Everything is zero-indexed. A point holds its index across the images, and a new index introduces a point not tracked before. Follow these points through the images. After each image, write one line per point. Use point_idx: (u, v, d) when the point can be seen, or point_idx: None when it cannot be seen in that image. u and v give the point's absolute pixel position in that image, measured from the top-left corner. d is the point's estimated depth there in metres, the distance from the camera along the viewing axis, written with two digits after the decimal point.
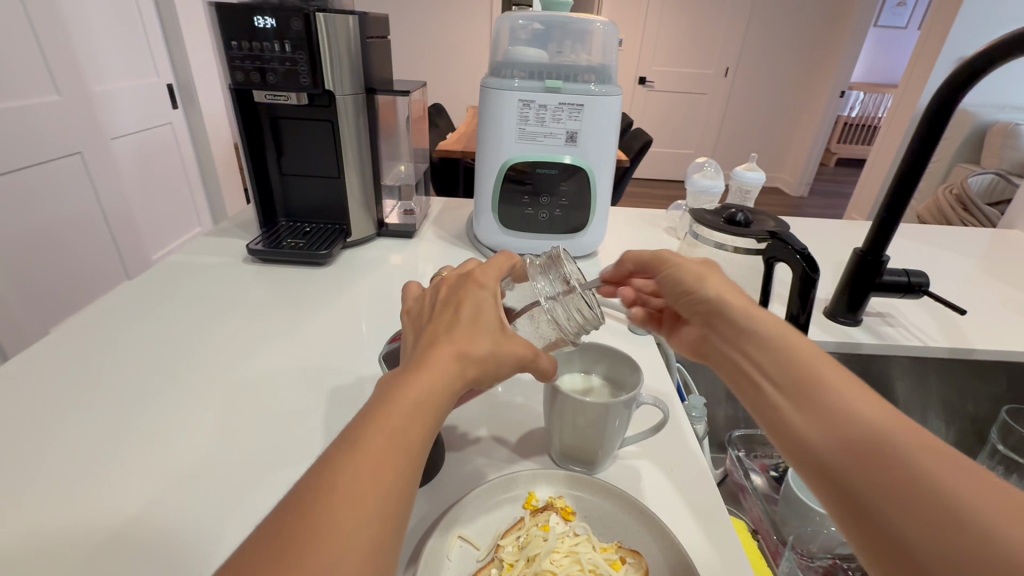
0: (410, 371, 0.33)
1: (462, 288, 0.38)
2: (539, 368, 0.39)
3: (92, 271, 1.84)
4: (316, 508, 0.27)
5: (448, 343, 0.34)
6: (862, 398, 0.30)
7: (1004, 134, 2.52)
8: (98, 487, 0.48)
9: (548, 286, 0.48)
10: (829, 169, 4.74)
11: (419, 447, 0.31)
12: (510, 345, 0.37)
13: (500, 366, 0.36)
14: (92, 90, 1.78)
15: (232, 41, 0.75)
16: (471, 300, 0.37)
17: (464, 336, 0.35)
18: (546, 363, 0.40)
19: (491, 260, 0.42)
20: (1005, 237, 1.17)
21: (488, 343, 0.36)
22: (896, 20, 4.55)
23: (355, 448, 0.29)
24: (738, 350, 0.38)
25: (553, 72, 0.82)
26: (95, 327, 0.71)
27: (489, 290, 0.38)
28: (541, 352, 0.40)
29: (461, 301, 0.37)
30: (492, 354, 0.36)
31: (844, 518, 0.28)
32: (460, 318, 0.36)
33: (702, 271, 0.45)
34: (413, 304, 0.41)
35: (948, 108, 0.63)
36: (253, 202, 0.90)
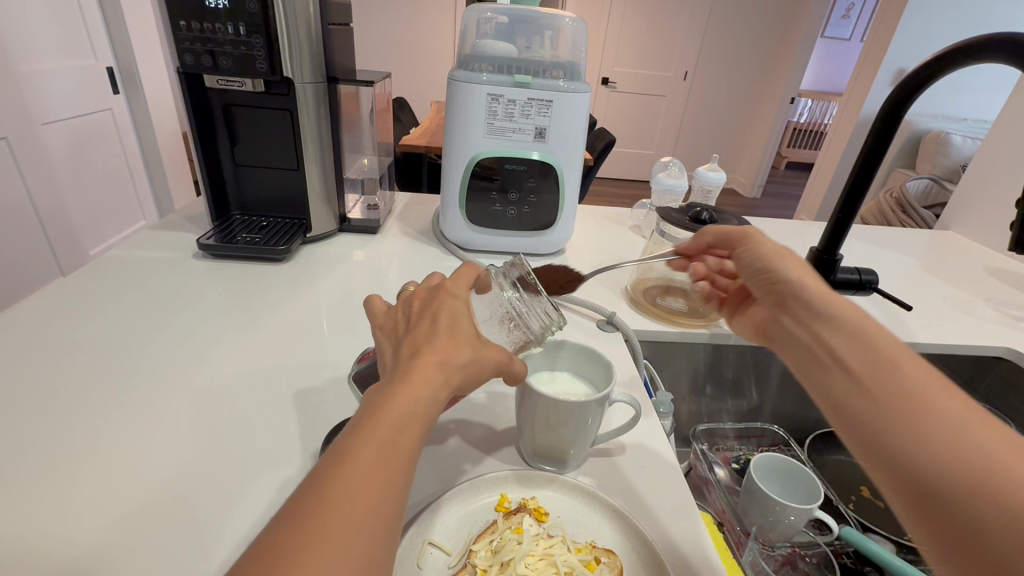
0: (394, 385, 0.31)
1: (435, 299, 0.37)
2: (512, 374, 0.38)
3: (20, 267, 1.70)
4: (302, 535, 0.25)
5: (430, 353, 0.33)
6: (942, 394, 0.30)
7: (937, 142, 2.70)
8: (35, 503, 0.44)
9: (515, 294, 0.47)
10: (779, 172, 4.95)
11: (408, 457, 0.29)
12: (488, 351, 0.36)
13: (481, 370, 0.35)
14: (20, 71, 1.64)
15: (180, 20, 0.70)
16: (446, 309, 0.36)
17: (444, 344, 0.34)
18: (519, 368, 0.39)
19: (458, 270, 0.40)
20: (941, 238, 1.25)
21: (469, 348, 0.34)
22: (841, 32, 4.79)
23: (345, 464, 0.27)
24: (816, 332, 0.38)
25: (522, 67, 0.81)
26: (25, 328, 0.65)
27: (462, 300, 0.37)
28: (514, 357, 0.39)
29: (437, 310, 0.35)
30: (474, 360, 0.34)
31: (891, 487, 0.30)
32: (438, 328, 0.34)
33: (780, 255, 0.47)
34: (384, 318, 0.39)
35: (898, 112, 0.66)
36: (203, 193, 0.84)
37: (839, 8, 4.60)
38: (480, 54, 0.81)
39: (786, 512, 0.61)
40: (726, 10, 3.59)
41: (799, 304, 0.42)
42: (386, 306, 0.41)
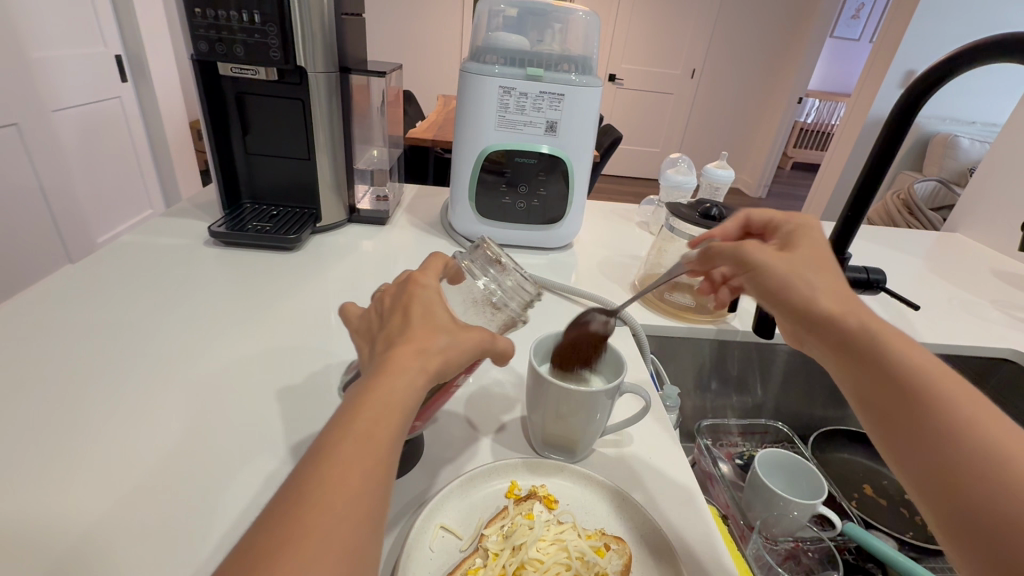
0: (377, 375, 0.31)
1: (406, 291, 0.37)
2: (499, 353, 0.38)
3: (29, 253, 1.71)
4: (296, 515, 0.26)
5: (404, 344, 0.33)
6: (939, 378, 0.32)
7: (945, 145, 2.70)
8: (50, 482, 0.45)
9: (491, 279, 0.48)
10: (785, 172, 4.93)
11: (388, 446, 0.29)
12: (466, 333, 0.36)
13: (462, 354, 0.35)
14: (31, 58, 1.65)
15: (196, 8, 0.70)
16: (418, 301, 0.36)
17: (418, 334, 0.34)
18: (504, 346, 0.38)
19: (427, 261, 0.41)
20: (949, 240, 1.25)
21: (445, 334, 0.34)
22: (851, 32, 4.76)
23: (323, 457, 0.28)
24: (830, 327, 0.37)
25: (534, 60, 0.81)
26: (37, 311, 0.66)
27: (431, 289, 0.37)
28: (497, 335, 0.38)
29: (409, 302, 0.35)
30: (451, 344, 0.34)
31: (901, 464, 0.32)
32: (411, 320, 0.35)
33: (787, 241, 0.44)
34: (359, 321, 0.39)
35: (912, 109, 0.66)
36: (215, 181, 0.85)
37: (849, 8, 4.57)
38: (493, 46, 0.81)
39: (789, 506, 0.62)
40: (736, 8, 3.57)
41: (797, 293, 0.38)
42: (361, 310, 0.40)
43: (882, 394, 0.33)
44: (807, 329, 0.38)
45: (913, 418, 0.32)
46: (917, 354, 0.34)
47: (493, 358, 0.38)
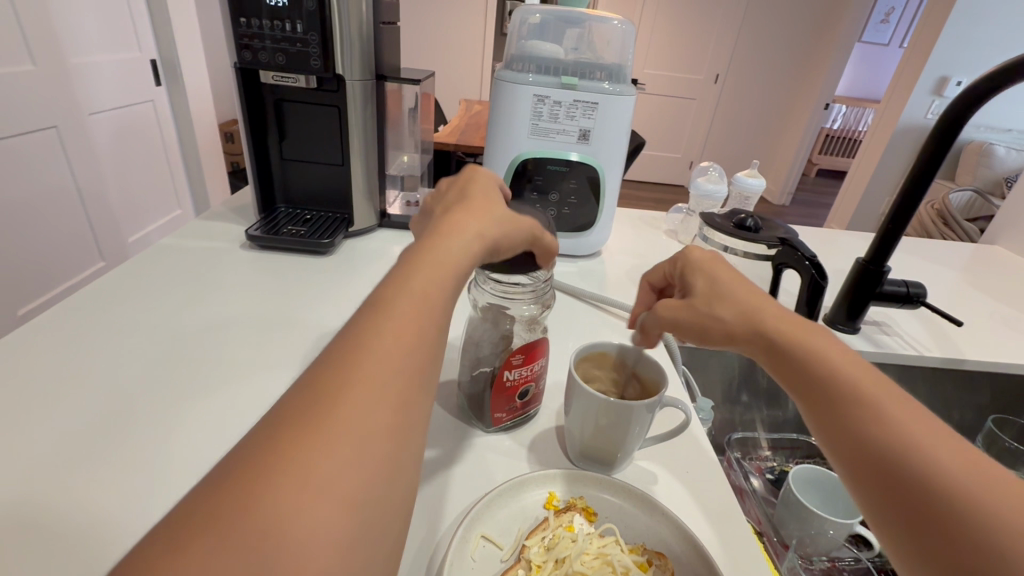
0: (447, 206, 0.41)
1: (470, 173, 0.45)
2: (543, 247, 0.45)
3: (65, 252, 1.77)
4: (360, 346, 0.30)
5: (466, 212, 0.39)
6: (896, 409, 0.33)
7: (979, 153, 2.63)
8: (101, 479, 0.46)
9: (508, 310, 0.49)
10: (810, 179, 4.85)
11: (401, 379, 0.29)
12: (521, 218, 0.42)
13: (515, 230, 0.42)
14: (70, 62, 1.71)
15: (241, 18, 0.72)
16: (480, 185, 0.43)
17: (477, 205, 0.40)
18: (550, 242, 0.46)
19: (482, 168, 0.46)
20: (989, 252, 1.21)
21: (500, 213, 0.41)
22: (880, 37, 4.66)
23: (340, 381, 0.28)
24: (786, 366, 0.39)
25: (568, 69, 0.81)
26: (81, 312, 0.68)
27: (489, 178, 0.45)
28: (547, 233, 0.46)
29: (470, 182, 0.43)
30: (504, 224, 0.41)
31: (885, 501, 0.32)
32: (470, 196, 0.42)
33: (717, 275, 0.46)
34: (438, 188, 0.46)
35: (960, 120, 0.64)
36: (252, 185, 0.87)
37: (878, 11, 4.48)
38: (526, 55, 0.82)
39: (825, 525, 0.61)
40: (761, 13, 3.53)
41: (711, 329, 0.44)
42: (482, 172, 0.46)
43: (811, 394, 0.37)
44: (730, 346, 0.43)
45: (883, 444, 0.32)
46: (851, 359, 0.37)
47: (540, 254, 0.46)
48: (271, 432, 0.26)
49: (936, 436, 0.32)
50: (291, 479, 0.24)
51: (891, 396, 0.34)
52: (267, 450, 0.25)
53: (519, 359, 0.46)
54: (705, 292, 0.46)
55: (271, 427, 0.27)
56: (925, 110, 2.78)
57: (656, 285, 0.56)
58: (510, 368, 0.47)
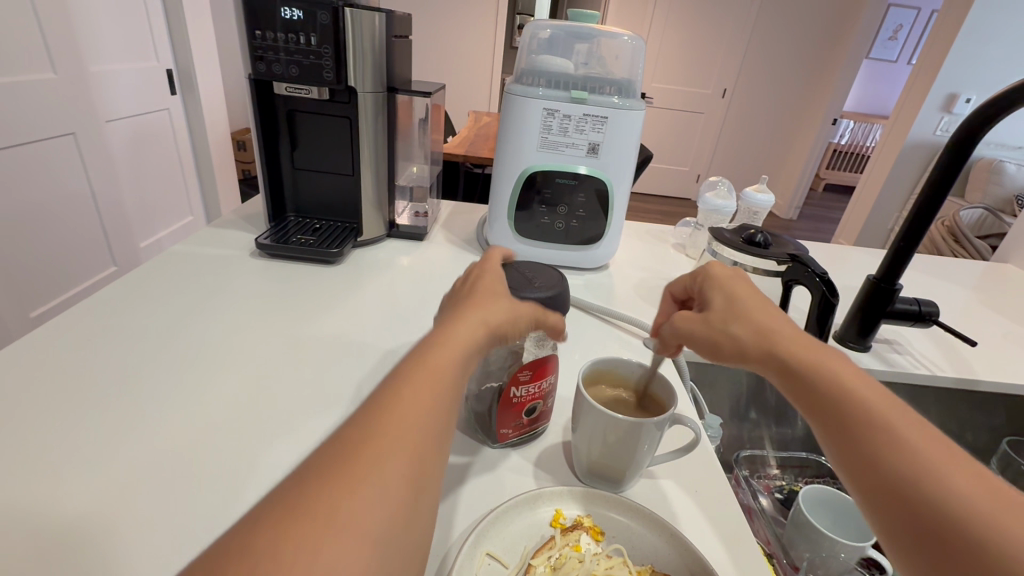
0: (454, 302, 0.43)
1: (472, 273, 0.46)
2: (551, 326, 0.45)
3: (78, 257, 1.78)
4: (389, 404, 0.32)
5: (471, 312, 0.39)
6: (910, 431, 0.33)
7: (989, 170, 2.61)
8: (109, 484, 0.46)
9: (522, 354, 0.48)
10: (817, 193, 4.84)
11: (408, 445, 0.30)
12: (523, 307, 0.43)
13: (516, 322, 0.42)
14: (90, 70, 1.74)
15: (256, 30, 0.73)
16: (485, 279, 0.44)
17: (482, 305, 0.40)
18: (554, 319, 0.45)
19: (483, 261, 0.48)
20: (1000, 270, 1.20)
21: (504, 306, 0.41)
22: (888, 53, 4.68)
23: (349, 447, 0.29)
24: (797, 386, 0.38)
25: (578, 83, 0.81)
26: (91, 317, 0.68)
27: (490, 271, 0.46)
28: (550, 310, 0.45)
29: (474, 280, 0.44)
30: (509, 314, 0.41)
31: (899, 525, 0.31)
32: (475, 292, 0.42)
33: (728, 290, 0.46)
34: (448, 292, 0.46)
35: (974, 138, 0.63)
36: (263, 194, 0.88)
37: (886, 29, 4.51)
38: (536, 69, 0.83)
39: (836, 548, 0.59)
40: (769, 29, 3.56)
41: (725, 345, 0.43)
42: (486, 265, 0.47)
43: (823, 412, 0.36)
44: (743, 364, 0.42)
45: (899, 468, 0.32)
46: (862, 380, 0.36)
47: (549, 332, 0.45)
48: (304, 478, 0.28)
49: (953, 460, 0.31)
50: (321, 520, 0.26)
51: (904, 417, 0.34)
52: (301, 497, 0.27)
53: (526, 374, 0.47)
54: (719, 308, 0.45)
55: (300, 475, 0.28)
56: (934, 126, 2.77)
57: (678, 297, 0.56)
58: (517, 384, 0.47)
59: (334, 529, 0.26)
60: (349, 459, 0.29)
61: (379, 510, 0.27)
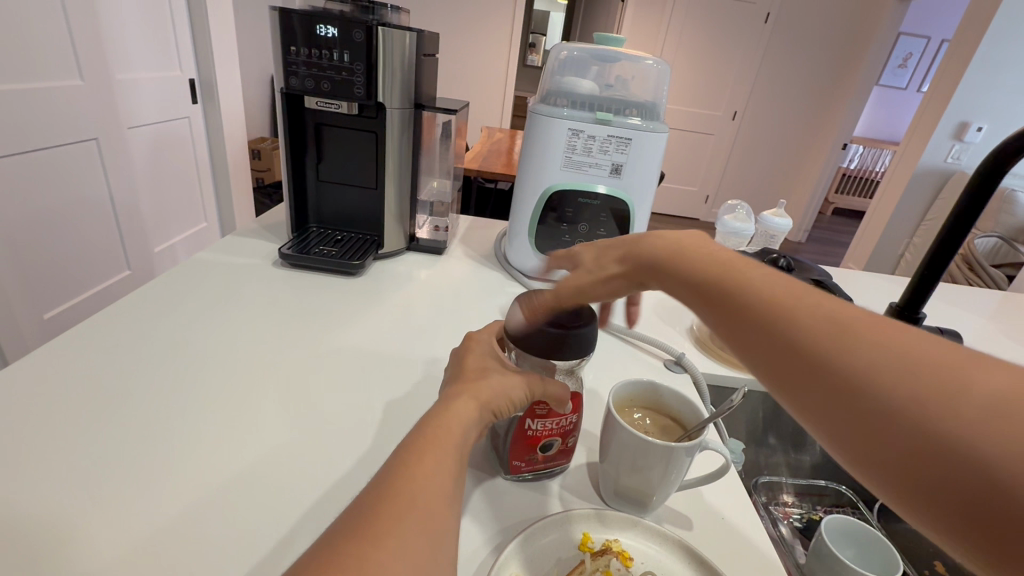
0: (445, 386, 0.43)
1: (467, 340, 0.47)
2: (549, 394, 0.43)
3: (94, 260, 1.81)
4: (409, 466, 0.33)
5: (464, 392, 0.40)
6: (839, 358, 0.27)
7: (1002, 199, 2.61)
8: (135, 488, 0.46)
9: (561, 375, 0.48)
10: (826, 217, 4.84)
11: (427, 509, 0.32)
12: (514, 378, 0.42)
13: (511, 391, 0.42)
14: (115, 78, 1.78)
15: (291, 47, 0.75)
16: (474, 353, 0.45)
17: (474, 383, 0.41)
18: (555, 389, 0.44)
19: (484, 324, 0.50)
20: (1020, 301, 1.19)
21: (496, 380, 0.42)
22: (898, 81, 4.72)
23: (380, 515, 0.31)
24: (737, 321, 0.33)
25: (603, 106, 0.83)
26: (118, 322, 0.69)
27: (487, 339, 0.47)
28: (550, 379, 0.44)
29: (468, 351, 0.45)
30: (501, 387, 0.41)
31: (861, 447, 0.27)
32: (469, 368, 0.43)
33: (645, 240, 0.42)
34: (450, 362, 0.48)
35: (1002, 166, 0.63)
36: (288, 205, 0.89)
37: (896, 57, 4.56)
38: (561, 90, 0.84)
39: None
40: (780, 54, 3.60)
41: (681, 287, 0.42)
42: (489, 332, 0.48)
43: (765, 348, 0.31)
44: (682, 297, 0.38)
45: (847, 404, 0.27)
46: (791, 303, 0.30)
47: (550, 400, 0.44)
48: (334, 543, 0.29)
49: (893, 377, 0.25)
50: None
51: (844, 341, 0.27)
52: (333, 556, 0.29)
53: (542, 408, 0.45)
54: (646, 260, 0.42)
55: (329, 538, 0.30)
56: (946, 154, 2.78)
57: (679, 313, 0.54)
58: (532, 417, 0.46)
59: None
60: (372, 523, 0.30)
61: (404, 564, 0.29)
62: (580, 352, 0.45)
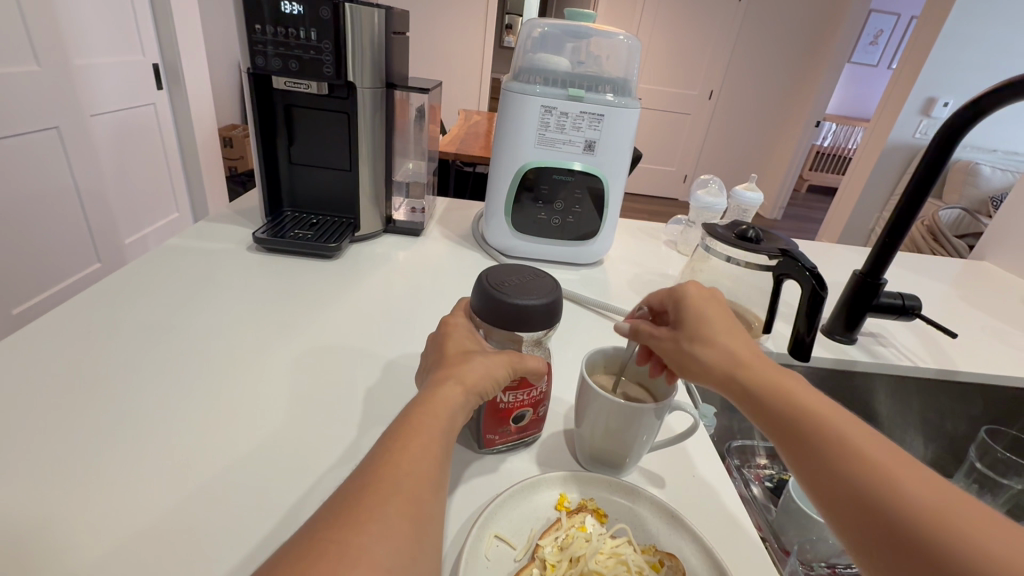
0: (427, 373, 0.43)
1: (444, 324, 0.47)
2: (528, 369, 0.45)
3: (62, 254, 1.76)
4: (392, 456, 0.34)
5: (447, 379, 0.40)
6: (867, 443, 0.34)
7: (966, 172, 2.70)
8: (114, 479, 0.47)
9: (529, 348, 0.49)
10: (801, 194, 4.94)
11: (414, 497, 0.33)
12: (496, 359, 0.43)
13: (494, 371, 0.42)
14: (74, 64, 1.71)
15: (256, 24, 0.73)
16: (452, 338, 0.45)
17: (455, 369, 0.41)
18: (533, 363, 0.45)
19: (456, 306, 0.50)
20: (979, 267, 1.24)
21: (477, 364, 0.42)
22: (869, 58, 4.79)
23: (364, 496, 0.32)
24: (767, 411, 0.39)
25: (575, 82, 0.83)
26: (89, 310, 0.68)
27: (463, 322, 0.47)
28: (528, 354, 0.45)
29: (446, 336, 0.45)
30: (483, 370, 0.42)
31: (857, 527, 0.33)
32: (449, 352, 0.44)
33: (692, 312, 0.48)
34: (426, 350, 0.48)
35: (953, 140, 0.66)
36: (260, 189, 0.88)
37: (867, 34, 4.62)
38: (533, 67, 0.84)
39: (824, 529, 0.61)
40: (755, 32, 3.61)
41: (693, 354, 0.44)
42: (461, 316, 0.48)
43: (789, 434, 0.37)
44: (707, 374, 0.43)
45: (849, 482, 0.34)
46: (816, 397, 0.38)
47: (529, 374, 0.45)
48: (321, 526, 0.30)
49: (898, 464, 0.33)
50: (337, 560, 0.28)
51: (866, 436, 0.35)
52: (318, 539, 0.29)
53: (520, 382, 0.46)
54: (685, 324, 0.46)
55: (313, 522, 0.31)
56: (914, 129, 2.84)
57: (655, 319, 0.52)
58: (504, 391, 0.46)
59: (351, 564, 0.28)
60: (356, 512, 0.31)
61: (386, 547, 0.30)
62: (547, 323, 0.46)
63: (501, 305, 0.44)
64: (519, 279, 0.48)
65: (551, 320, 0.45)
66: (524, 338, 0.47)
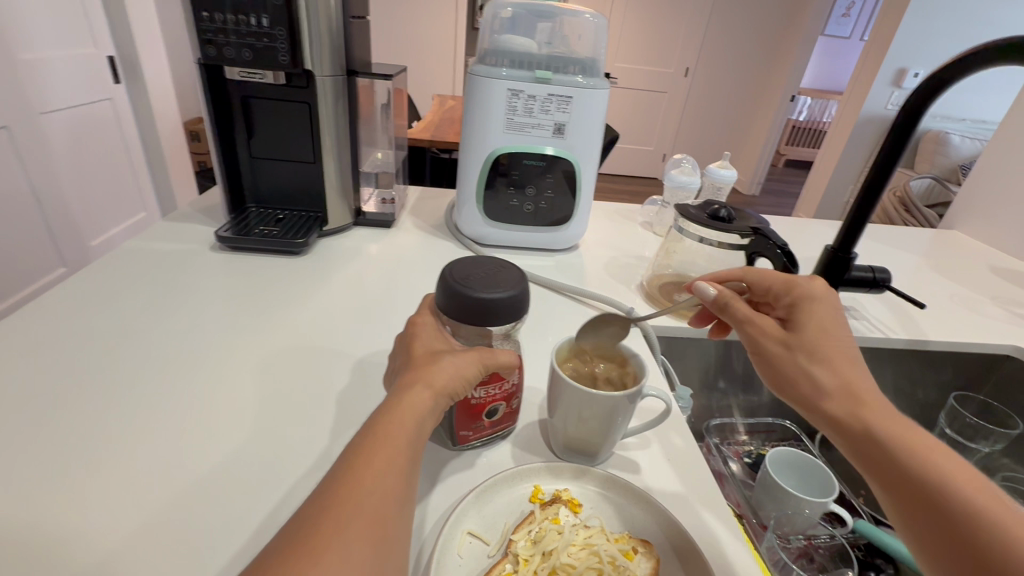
0: (395, 374, 0.42)
1: (411, 324, 0.46)
2: (499, 364, 0.44)
3: (23, 258, 1.69)
4: (354, 468, 0.33)
5: (413, 381, 0.39)
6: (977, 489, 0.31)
7: (936, 142, 2.74)
8: (72, 496, 0.45)
9: (498, 342, 0.48)
10: (778, 169, 4.98)
11: (376, 512, 0.32)
12: (465, 356, 0.42)
13: (463, 369, 0.41)
14: (21, 59, 1.62)
15: (203, 11, 0.69)
16: (420, 338, 0.44)
17: (422, 369, 0.40)
18: (503, 357, 0.44)
19: (423, 304, 0.49)
20: (948, 236, 1.27)
21: (445, 363, 0.41)
22: (841, 30, 4.81)
23: (323, 516, 0.31)
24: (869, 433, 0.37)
25: (542, 63, 0.81)
26: (44, 320, 0.65)
27: (430, 321, 0.46)
28: (498, 348, 0.44)
29: (413, 336, 0.44)
30: (451, 369, 0.41)
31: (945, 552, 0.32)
32: (416, 354, 0.42)
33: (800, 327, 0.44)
34: (394, 351, 0.47)
35: (918, 111, 0.66)
36: (220, 186, 0.84)
37: (839, 5, 4.62)
38: (500, 49, 0.81)
39: (801, 504, 0.63)
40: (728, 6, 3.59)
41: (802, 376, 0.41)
42: (428, 315, 0.47)
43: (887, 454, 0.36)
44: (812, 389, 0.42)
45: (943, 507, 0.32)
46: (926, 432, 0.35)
47: (500, 369, 0.45)
48: (278, 550, 0.29)
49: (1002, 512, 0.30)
50: None
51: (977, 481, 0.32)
52: (273, 564, 0.28)
53: (491, 377, 0.46)
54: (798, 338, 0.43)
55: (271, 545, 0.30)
56: (886, 101, 2.87)
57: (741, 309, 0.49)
58: (475, 387, 0.45)
59: None
60: (313, 535, 0.30)
61: (346, 569, 0.29)
62: (513, 317, 0.45)
63: (465, 300, 0.43)
64: (486, 272, 0.46)
65: (518, 312, 0.44)
66: (492, 332, 0.46)
